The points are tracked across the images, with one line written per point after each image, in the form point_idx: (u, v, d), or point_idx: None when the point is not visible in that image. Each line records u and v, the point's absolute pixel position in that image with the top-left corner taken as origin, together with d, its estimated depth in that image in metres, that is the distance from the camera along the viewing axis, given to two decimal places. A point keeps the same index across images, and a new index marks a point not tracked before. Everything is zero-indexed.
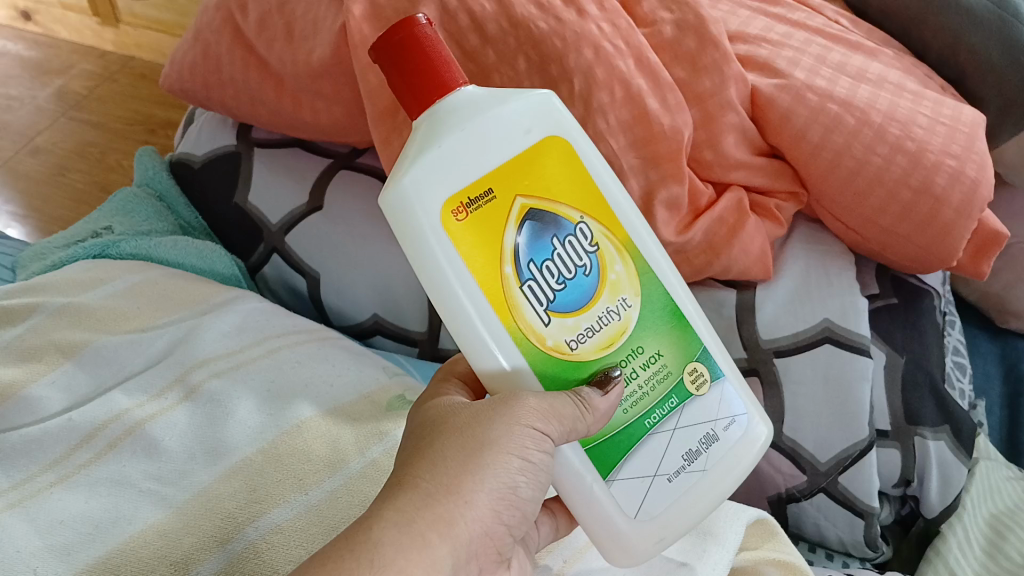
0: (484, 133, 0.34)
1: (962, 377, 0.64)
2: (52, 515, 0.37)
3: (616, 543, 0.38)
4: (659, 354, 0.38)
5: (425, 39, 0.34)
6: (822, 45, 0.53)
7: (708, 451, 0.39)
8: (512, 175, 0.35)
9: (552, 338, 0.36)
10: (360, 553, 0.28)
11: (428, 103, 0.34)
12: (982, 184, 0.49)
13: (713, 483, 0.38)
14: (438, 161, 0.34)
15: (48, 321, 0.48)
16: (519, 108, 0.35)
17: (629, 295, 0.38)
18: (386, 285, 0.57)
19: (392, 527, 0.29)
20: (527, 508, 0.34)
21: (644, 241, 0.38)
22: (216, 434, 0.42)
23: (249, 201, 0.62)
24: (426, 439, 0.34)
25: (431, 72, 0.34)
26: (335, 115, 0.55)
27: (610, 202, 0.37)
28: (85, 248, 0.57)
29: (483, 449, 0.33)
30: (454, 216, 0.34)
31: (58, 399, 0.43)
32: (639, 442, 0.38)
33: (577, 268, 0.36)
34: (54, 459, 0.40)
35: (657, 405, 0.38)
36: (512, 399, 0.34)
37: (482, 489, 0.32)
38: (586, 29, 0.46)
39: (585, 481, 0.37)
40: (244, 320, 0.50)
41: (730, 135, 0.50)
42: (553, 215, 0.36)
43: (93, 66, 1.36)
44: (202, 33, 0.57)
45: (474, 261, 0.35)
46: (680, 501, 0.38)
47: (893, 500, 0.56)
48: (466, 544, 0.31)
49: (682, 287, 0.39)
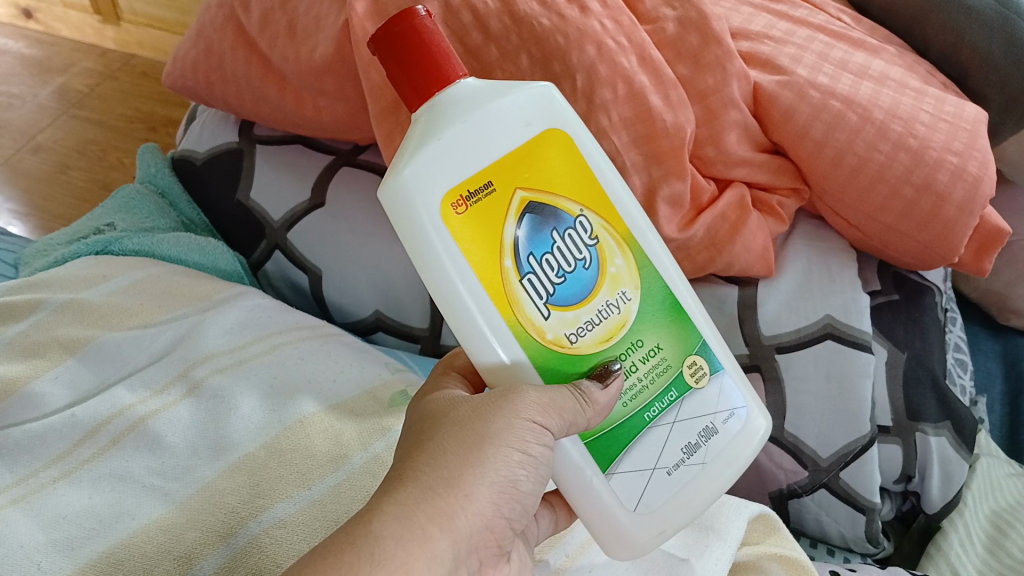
0: (484, 126, 0.34)
1: (963, 374, 0.64)
2: (55, 510, 0.37)
3: (617, 538, 0.38)
4: (659, 347, 0.38)
5: (424, 31, 0.34)
6: (825, 42, 0.53)
7: (707, 444, 0.39)
8: (512, 168, 0.35)
9: (552, 332, 0.36)
10: (361, 546, 0.28)
11: (428, 96, 0.34)
12: (984, 181, 0.49)
13: (713, 476, 0.38)
14: (438, 154, 0.34)
15: (51, 317, 0.48)
16: (519, 101, 0.35)
17: (629, 289, 0.38)
18: (389, 282, 0.58)
19: (393, 521, 0.30)
20: (528, 502, 0.34)
21: (644, 234, 0.38)
22: (219, 429, 0.42)
23: (251, 198, 0.62)
24: (427, 433, 0.34)
25: (431, 64, 0.34)
26: (338, 112, 0.55)
27: (610, 195, 0.37)
28: (88, 244, 0.57)
29: (483, 442, 0.33)
30: (454, 209, 0.35)
31: (61, 395, 0.43)
32: (638, 435, 0.38)
33: (577, 261, 0.37)
34: (57, 454, 0.40)
35: (657, 399, 0.38)
36: (512, 393, 0.34)
37: (482, 482, 0.32)
38: (589, 26, 0.47)
39: (585, 474, 0.37)
40: (247, 316, 0.50)
41: (733, 132, 0.50)
42: (553, 208, 0.36)
43: (93, 64, 1.36)
44: (206, 30, 0.57)
45: (474, 255, 0.35)
46: (680, 494, 0.38)
47: (894, 497, 0.56)
48: (467, 538, 0.31)
49: (682, 280, 0.39)
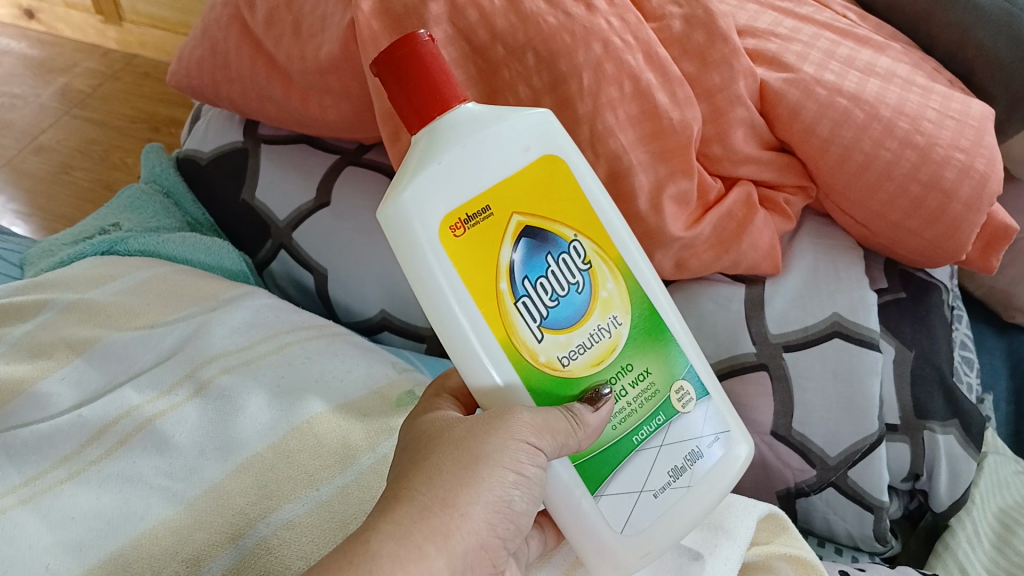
0: (484, 151, 0.34)
1: (969, 372, 0.64)
2: (64, 512, 0.37)
3: (605, 560, 0.38)
4: (647, 372, 0.39)
5: (426, 55, 0.33)
6: (831, 39, 0.53)
7: (693, 468, 0.39)
8: (509, 193, 0.35)
9: (545, 355, 0.36)
10: (359, 565, 0.28)
11: (429, 120, 0.34)
12: (991, 178, 0.49)
13: (698, 500, 0.39)
14: (438, 176, 0.34)
15: (59, 317, 0.48)
16: (518, 127, 0.35)
17: (620, 313, 0.38)
18: (394, 281, 0.58)
19: (390, 539, 0.30)
20: (522, 521, 0.34)
21: (634, 259, 0.38)
22: (227, 430, 0.42)
23: (256, 198, 0.62)
24: (422, 453, 0.34)
25: (433, 87, 0.34)
26: (343, 111, 0.55)
27: (603, 220, 0.38)
28: (93, 245, 0.57)
29: (478, 462, 0.33)
30: (452, 232, 0.34)
31: (69, 395, 0.43)
32: (626, 458, 0.38)
33: (570, 285, 0.37)
34: (66, 454, 0.40)
35: (645, 422, 0.38)
36: (507, 414, 0.34)
37: (478, 501, 0.32)
38: (595, 23, 0.46)
39: (573, 495, 0.37)
40: (255, 316, 0.50)
41: (740, 129, 0.50)
42: (548, 232, 0.36)
43: (97, 66, 1.35)
44: (210, 30, 0.57)
45: (471, 278, 0.35)
46: (666, 516, 0.38)
47: (902, 494, 0.56)
48: (463, 558, 0.31)
49: (669, 305, 0.39)
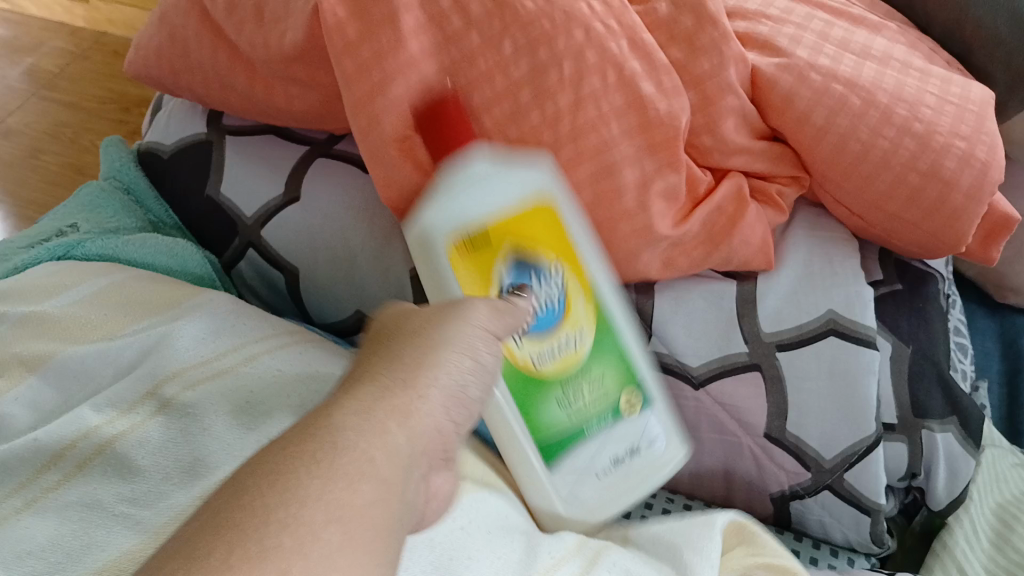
0: (484, 191, 0.42)
1: (963, 359, 0.63)
2: (18, 544, 0.34)
3: (544, 502, 0.46)
4: (603, 381, 0.45)
5: (456, 113, 0.42)
6: (825, 20, 0.50)
7: (630, 462, 0.47)
8: (506, 228, 0.42)
9: (523, 356, 0.44)
10: (324, 437, 0.29)
11: (450, 150, 0.41)
12: (993, 166, 0.46)
13: (629, 486, 0.47)
14: (448, 206, 0.41)
15: (10, 333, 0.44)
16: (513, 178, 0.42)
17: (585, 330, 0.45)
18: (369, 280, 0.55)
19: (354, 416, 0.31)
20: (474, 408, 0.37)
21: (598, 276, 0.45)
22: (193, 452, 0.39)
23: (222, 193, 0.59)
24: (381, 344, 0.36)
25: (456, 131, 0.41)
26: (312, 101, 0.52)
27: (577, 247, 0.44)
28: (48, 249, 0.54)
29: (437, 344, 0.35)
30: (456, 249, 0.42)
31: (22, 417, 0.41)
32: (578, 443, 0.46)
33: (549, 301, 0.44)
34: (19, 484, 0.37)
35: (595, 419, 0.46)
36: (463, 304, 0.38)
37: (435, 386, 0.34)
38: (576, 8, 0.44)
39: (529, 459, 0.45)
40: (219, 323, 0.47)
41: (730, 119, 0.47)
42: (534, 261, 0.43)
43: (64, 44, 1.27)
44: (168, 16, 0.54)
45: (468, 285, 0.43)
46: (603, 491, 0.47)
47: (898, 492, 0.54)
48: (421, 437, 0.33)
49: (631, 328, 0.46)
